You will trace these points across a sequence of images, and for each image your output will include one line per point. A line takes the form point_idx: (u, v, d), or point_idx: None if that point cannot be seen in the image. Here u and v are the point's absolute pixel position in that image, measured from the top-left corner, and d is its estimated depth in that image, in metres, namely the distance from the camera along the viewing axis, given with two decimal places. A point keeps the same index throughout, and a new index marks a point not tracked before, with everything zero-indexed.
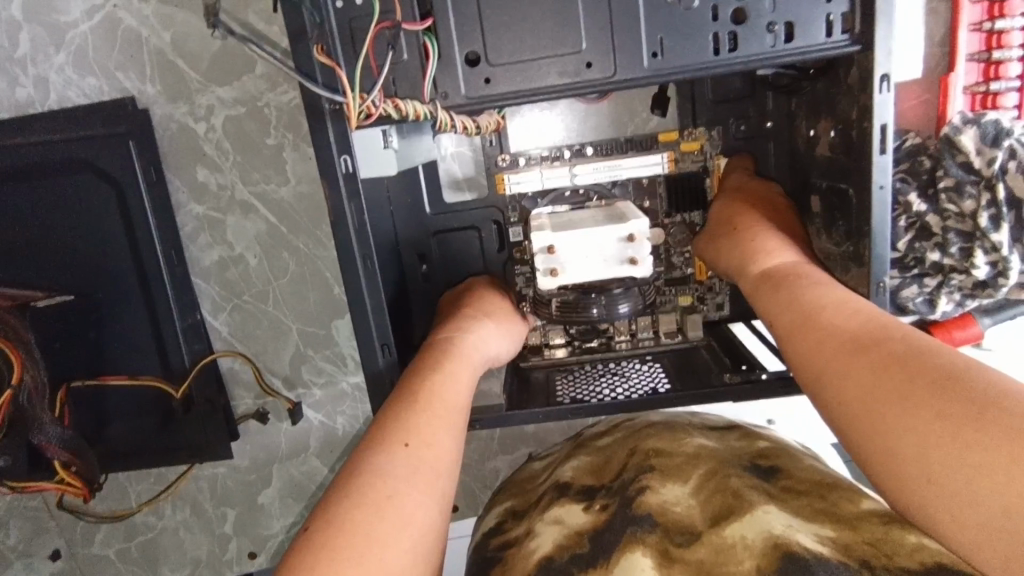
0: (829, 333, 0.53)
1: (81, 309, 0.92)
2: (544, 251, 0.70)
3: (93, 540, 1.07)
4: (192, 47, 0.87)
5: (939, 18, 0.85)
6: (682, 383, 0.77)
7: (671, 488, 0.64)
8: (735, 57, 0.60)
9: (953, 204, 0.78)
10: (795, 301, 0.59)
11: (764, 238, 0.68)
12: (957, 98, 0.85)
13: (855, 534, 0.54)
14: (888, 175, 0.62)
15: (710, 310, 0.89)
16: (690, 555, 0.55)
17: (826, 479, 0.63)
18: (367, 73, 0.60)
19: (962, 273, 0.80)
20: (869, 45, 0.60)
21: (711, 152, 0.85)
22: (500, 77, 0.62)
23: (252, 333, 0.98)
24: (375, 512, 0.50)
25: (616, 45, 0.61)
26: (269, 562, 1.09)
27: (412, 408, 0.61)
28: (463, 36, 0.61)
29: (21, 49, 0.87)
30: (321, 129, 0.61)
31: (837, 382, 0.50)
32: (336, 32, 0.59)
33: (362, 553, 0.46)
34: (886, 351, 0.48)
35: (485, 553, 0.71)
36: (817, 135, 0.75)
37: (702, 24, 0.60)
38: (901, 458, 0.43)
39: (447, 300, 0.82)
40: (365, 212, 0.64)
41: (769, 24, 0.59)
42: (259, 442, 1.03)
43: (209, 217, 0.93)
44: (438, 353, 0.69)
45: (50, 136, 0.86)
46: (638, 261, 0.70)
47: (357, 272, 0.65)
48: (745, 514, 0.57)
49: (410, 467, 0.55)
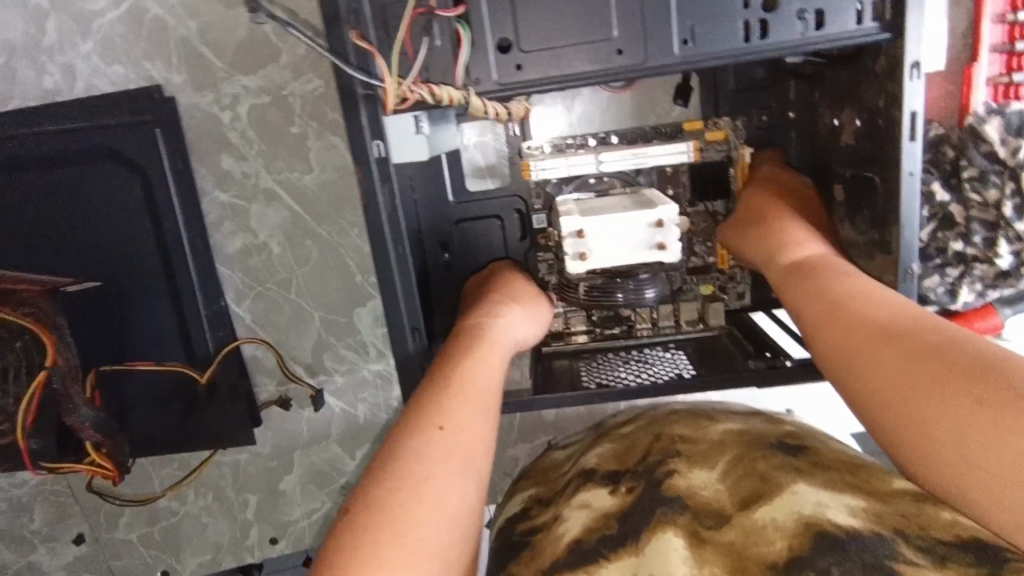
0: (859, 322, 0.54)
1: (107, 295, 0.93)
2: (573, 235, 0.71)
3: (116, 525, 1.09)
4: (217, 36, 0.88)
5: (962, 9, 0.84)
6: (707, 369, 0.78)
7: (698, 474, 0.65)
8: (765, 44, 0.61)
9: (977, 194, 0.81)
10: (823, 291, 0.59)
11: (792, 229, 0.70)
12: (980, 90, 0.84)
13: (888, 505, 0.55)
14: (917, 162, 0.63)
15: (732, 299, 0.90)
16: (720, 537, 0.55)
17: (854, 459, 0.64)
18: (404, 59, 0.61)
19: (985, 262, 0.82)
20: (900, 32, 0.60)
21: (734, 141, 0.84)
22: (531, 64, 0.62)
23: (275, 320, 0.99)
24: (413, 493, 0.51)
25: (647, 32, 0.61)
26: (290, 547, 1.10)
27: (445, 394, 0.62)
28: (495, 22, 0.61)
29: (48, 38, 0.88)
30: (355, 115, 0.62)
31: (868, 371, 0.51)
32: (370, 17, 0.60)
33: (402, 534, 0.47)
34: (919, 340, 0.49)
35: (512, 539, 0.71)
36: (841, 125, 0.75)
37: (734, 11, 0.60)
38: (937, 444, 0.44)
39: (472, 288, 0.83)
40: (396, 196, 0.65)
41: (800, 11, 0.60)
42: (280, 428, 1.04)
43: (234, 205, 0.94)
44: (469, 339, 0.70)
45: (77, 123, 0.87)
46: (665, 247, 0.71)
47: (388, 255, 0.66)
48: (775, 496, 0.57)
49: (447, 451, 0.56)
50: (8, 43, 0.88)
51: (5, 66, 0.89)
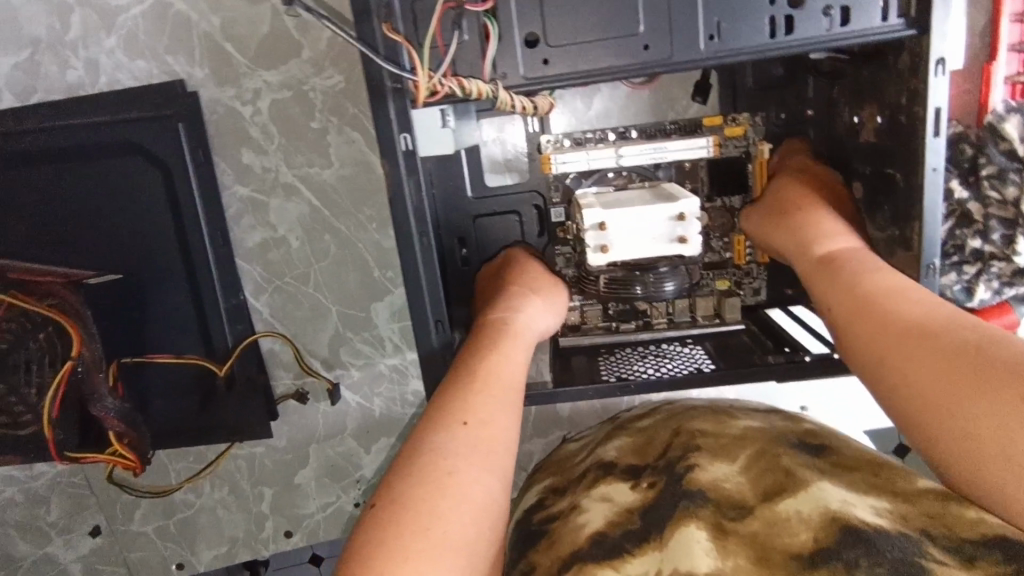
0: (893, 320, 0.56)
1: (128, 288, 0.94)
2: (595, 228, 0.71)
3: (133, 517, 1.09)
4: (240, 31, 0.88)
5: (980, 8, 0.84)
6: (728, 363, 0.78)
7: (719, 467, 0.65)
8: (791, 40, 0.61)
9: (996, 191, 0.82)
10: (854, 288, 0.61)
11: (818, 225, 0.71)
12: (999, 87, 0.84)
13: (912, 506, 0.55)
14: (940, 157, 0.63)
15: (747, 294, 0.90)
16: (743, 528, 0.56)
17: (876, 459, 0.63)
18: (434, 53, 0.62)
19: (1003, 259, 0.82)
20: (925, 29, 0.60)
21: (754, 137, 0.85)
22: (558, 58, 0.63)
23: (292, 314, 0.99)
24: (437, 489, 0.51)
25: (673, 27, 0.62)
26: (304, 541, 1.11)
27: (468, 389, 0.62)
28: (523, 17, 0.62)
29: (72, 32, 0.89)
30: (382, 108, 0.63)
31: (903, 368, 0.53)
32: (399, 11, 0.60)
33: (432, 526, 0.48)
34: (955, 338, 0.51)
35: (530, 528, 0.71)
36: (861, 122, 0.75)
37: (760, 7, 0.61)
38: (978, 439, 0.46)
39: (490, 275, 0.83)
40: (422, 188, 0.66)
41: (826, 8, 0.60)
42: (296, 422, 1.05)
43: (253, 199, 0.95)
44: (494, 332, 0.71)
45: (100, 117, 0.88)
46: (686, 240, 0.72)
47: (414, 248, 0.67)
48: (800, 490, 0.58)
49: (473, 445, 0.56)
50: (32, 37, 0.89)
51: (29, 60, 0.89)
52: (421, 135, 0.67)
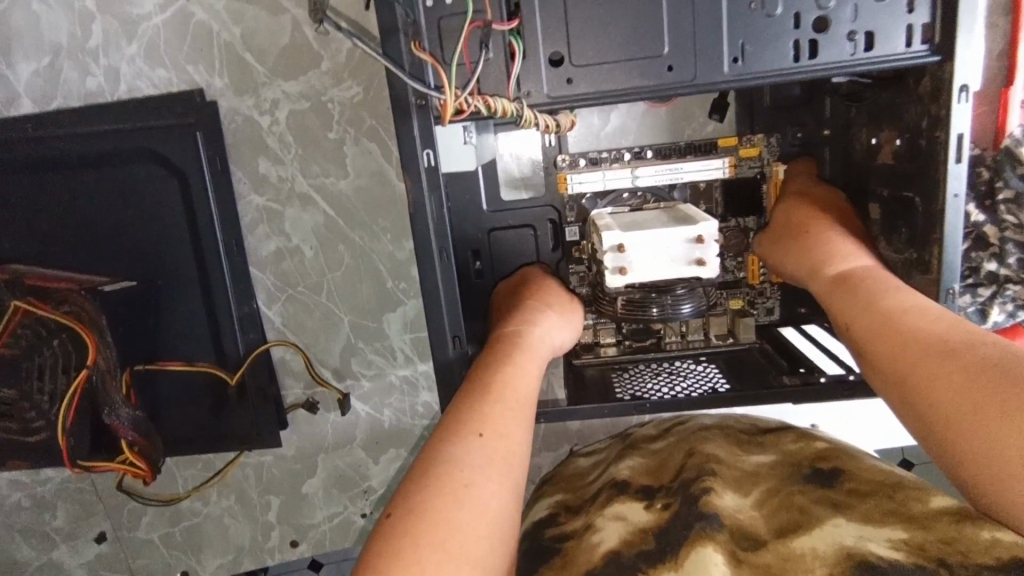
0: (914, 338, 0.56)
1: (142, 295, 0.94)
2: (614, 250, 0.71)
3: (138, 524, 1.09)
4: (260, 41, 0.89)
5: (998, 32, 0.84)
6: (742, 383, 0.78)
7: (731, 496, 0.65)
8: (815, 63, 0.62)
9: (1012, 215, 0.82)
10: (874, 307, 0.61)
11: (835, 244, 0.71)
12: (1017, 111, 0.84)
13: (926, 533, 0.54)
14: (962, 183, 0.64)
15: (760, 314, 0.90)
16: (757, 559, 0.55)
17: (889, 479, 0.62)
18: (461, 71, 0.63)
19: (1018, 283, 0.83)
20: (949, 55, 0.61)
21: (769, 158, 0.86)
22: (582, 78, 0.63)
23: (304, 324, 0.99)
24: (455, 500, 0.51)
25: (698, 49, 0.62)
26: (310, 551, 1.10)
27: (483, 399, 0.62)
28: (548, 37, 0.62)
29: (93, 40, 0.89)
30: (406, 124, 0.63)
31: (927, 386, 0.52)
32: (425, 29, 0.61)
33: (447, 536, 0.48)
34: (976, 356, 0.51)
35: (541, 543, 0.70)
36: (879, 143, 0.75)
37: (784, 31, 0.61)
38: (1003, 459, 0.46)
39: (507, 288, 0.83)
40: (443, 204, 0.67)
41: (851, 32, 0.61)
42: (306, 431, 1.05)
43: (269, 209, 0.95)
44: (509, 346, 0.70)
45: (120, 125, 0.88)
46: (705, 262, 0.72)
47: (433, 262, 0.67)
48: (813, 528, 0.57)
49: (489, 456, 0.56)
50: (53, 44, 0.89)
51: (50, 67, 0.90)
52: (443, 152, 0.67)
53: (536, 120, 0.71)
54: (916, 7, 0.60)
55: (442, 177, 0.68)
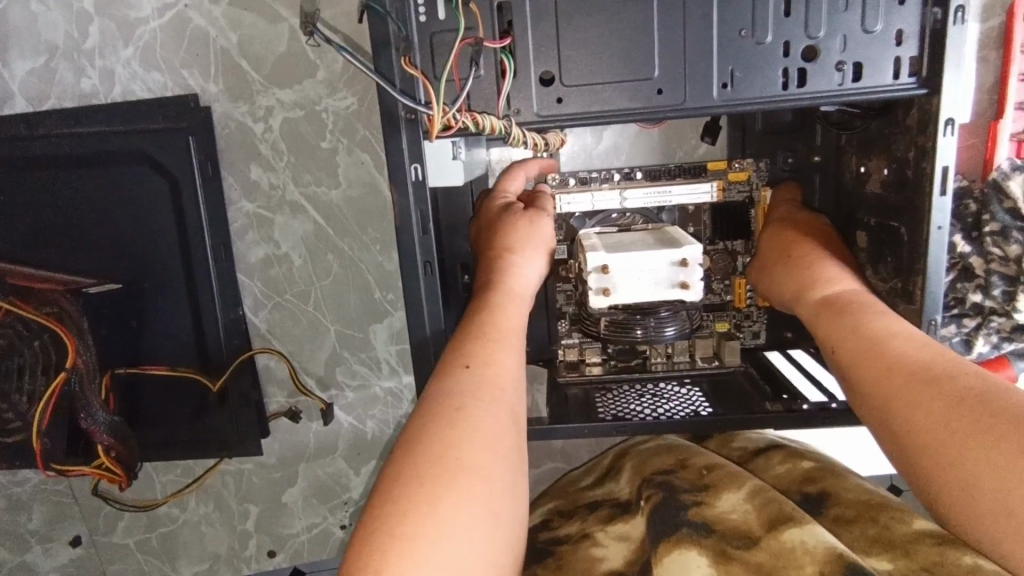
0: (896, 364, 0.55)
1: (126, 298, 0.93)
2: (598, 270, 0.71)
3: (115, 529, 1.08)
4: (256, 49, 0.89)
5: (990, 66, 0.85)
6: (724, 407, 0.78)
7: (726, 498, 0.65)
8: (803, 92, 0.62)
9: (998, 248, 0.82)
10: (858, 330, 0.60)
11: (823, 266, 0.70)
12: (1005, 145, 0.84)
13: (910, 560, 0.54)
14: (947, 217, 0.64)
15: (746, 337, 0.90)
16: (749, 556, 0.57)
17: (875, 500, 0.63)
18: (451, 87, 0.63)
19: (1003, 315, 0.83)
20: (936, 89, 0.61)
21: (757, 183, 0.86)
22: (572, 98, 0.64)
23: (290, 331, 0.99)
24: (431, 493, 0.47)
25: (687, 74, 0.62)
26: (287, 561, 1.09)
27: (458, 387, 0.57)
28: (540, 56, 0.63)
29: (90, 41, 0.89)
30: (394, 136, 0.64)
31: (905, 414, 0.52)
32: (417, 45, 0.62)
33: (432, 546, 0.44)
34: (956, 385, 0.51)
35: (536, 545, 0.73)
36: (868, 171, 0.76)
37: (773, 59, 0.62)
38: (975, 491, 0.46)
39: (480, 232, 0.77)
40: (429, 219, 0.67)
41: (839, 62, 0.61)
42: (288, 440, 1.04)
43: (258, 215, 0.95)
44: (477, 329, 0.63)
45: (111, 126, 0.88)
46: (688, 286, 0.72)
47: (418, 276, 0.67)
48: (803, 523, 0.58)
49: (472, 444, 0.52)
50: (50, 44, 0.89)
51: (46, 66, 0.90)
52: (433, 165, 0.66)
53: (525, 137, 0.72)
54: (905, 40, 0.61)
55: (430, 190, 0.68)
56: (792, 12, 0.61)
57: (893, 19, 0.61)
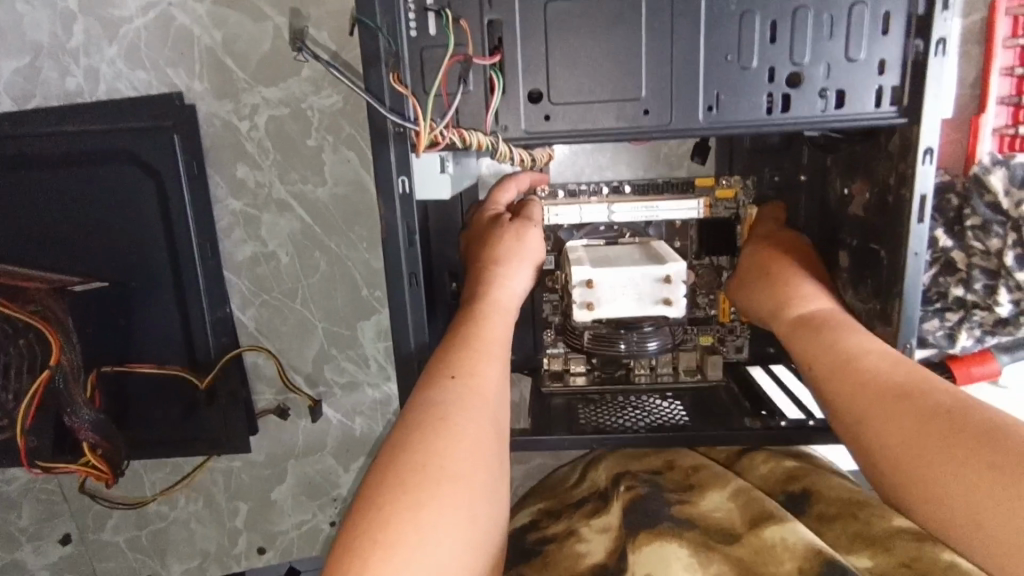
0: (871, 377, 0.56)
1: (113, 298, 0.94)
2: (583, 285, 0.72)
3: (105, 527, 1.08)
4: (241, 47, 0.89)
5: (971, 61, 0.85)
6: (703, 421, 0.78)
7: (711, 497, 0.66)
8: (787, 117, 0.63)
9: (979, 241, 0.81)
10: (834, 345, 0.60)
11: (803, 283, 0.70)
12: (986, 139, 0.85)
13: (889, 556, 0.55)
14: (923, 244, 0.65)
15: (729, 351, 0.89)
16: (731, 551, 0.58)
17: (854, 494, 0.64)
18: (439, 101, 0.63)
19: (985, 309, 0.83)
20: (916, 118, 0.62)
21: (744, 201, 0.86)
22: (559, 115, 0.64)
23: (278, 329, 0.99)
24: (413, 502, 0.47)
25: (674, 93, 0.62)
26: (277, 558, 1.10)
27: (439, 398, 0.57)
28: (528, 73, 0.63)
29: (74, 40, 0.89)
30: (383, 151, 0.63)
31: (879, 427, 0.53)
32: (407, 61, 0.61)
33: (411, 554, 0.44)
34: (929, 400, 0.51)
35: (523, 545, 0.72)
36: (851, 194, 0.75)
37: (758, 84, 0.62)
38: (948, 503, 0.46)
39: (470, 243, 0.78)
40: (414, 230, 0.65)
41: (823, 89, 0.62)
42: (277, 437, 1.04)
43: (245, 214, 0.95)
44: (459, 341, 0.63)
45: (96, 125, 0.88)
46: (672, 302, 0.72)
47: (402, 287, 0.66)
48: (785, 520, 0.59)
49: (452, 454, 0.52)
50: (34, 43, 0.89)
51: (30, 66, 0.90)
52: (419, 179, 0.65)
53: (511, 151, 0.71)
54: (887, 70, 0.61)
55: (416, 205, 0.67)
56: (777, 38, 0.61)
57: (876, 48, 0.61)
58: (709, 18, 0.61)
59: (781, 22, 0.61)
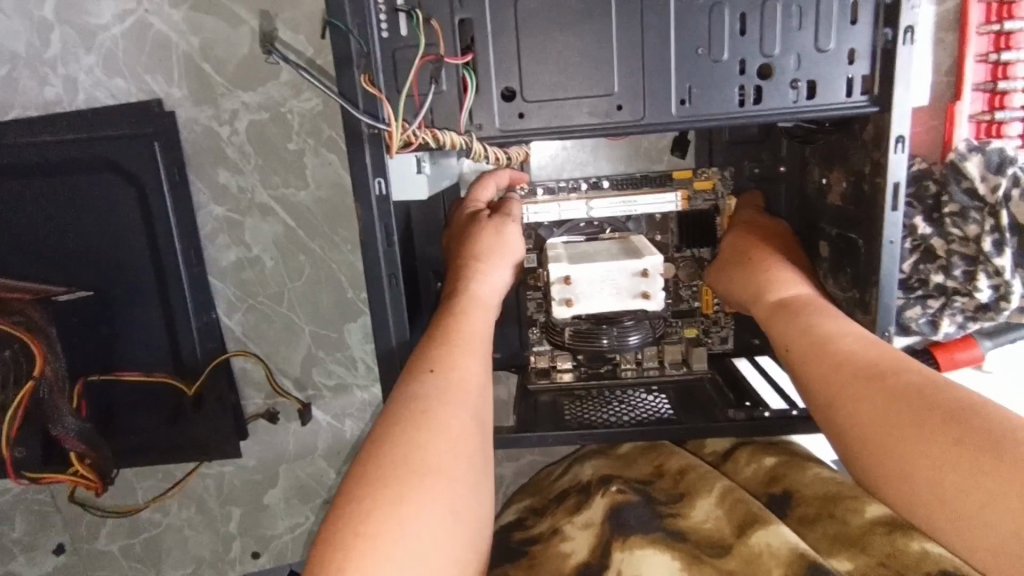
0: (843, 359, 0.56)
1: (98, 307, 0.94)
2: (561, 281, 0.72)
3: (98, 536, 1.08)
4: (219, 52, 0.89)
5: (946, 48, 0.86)
6: (686, 413, 0.79)
7: (700, 507, 0.67)
8: (759, 109, 0.63)
9: (958, 228, 0.80)
10: (809, 330, 0.61)
11: (779, 270, 0.71)
12: (963, 126, 0.85)
13: (868, 556, 0.56)
14: (898, 230, 0.65)
15: (715, 343, 0.90)
16: (721, 564, 0.58)
17: (832, 491, 0.64)
18: (411, 102, 0.63)
19: (965, 296, 0.83)
20: (887, 107, 0.62)
21: (723, 191, 0.85)
22: (534, 113, 0.64)
23: (265, 333, 0.99)
24: (396, 493, 0.48)
25: (646, 92, 0.63)
26: (271, 562, 1.10)
27: (420, 391, 0.57)
28: (500, 72, 0.63)
29: (52, 49, 0.89)
30: (358, 154, 0.63)
31: (851, 407, 0.53)
32: (380, 63, 0.61)
33: (393, 545, 0.45)
34: (899, 380, 0.52)
35: (509, 544, 0.73)
36: (829, 184, 0.76)
37: (729, 76, 0.62)
38: (918, 481, 0.47)
39: (450, 242, 0.79)
40: (393, 232, 0.65)
41: (793, 80, 0.62)
42: (267, 441, 1.05)
43: (228, 218, 0.95)
44: (439, 336, 0.63)
45: (73, 134, 0.88)
46: (650, 295, 0.72)
47: (382, 289, 0.66)
48: (769, 523, 0.59)
49: (434, 446, 0.52)
50: (12, 54, 0.89)
51: (8, 76, 0.90)
52: (394, 179, 0.67)
53: (487, 150, 0.72)
54: (856, 60, 0.62)
55: (393, 206, 0.67)
56: (747, 31, 0.61)
57: (845, 38, 0.61)
58: (680, 14, 0.61)
59: (751, 15, 0.61)
